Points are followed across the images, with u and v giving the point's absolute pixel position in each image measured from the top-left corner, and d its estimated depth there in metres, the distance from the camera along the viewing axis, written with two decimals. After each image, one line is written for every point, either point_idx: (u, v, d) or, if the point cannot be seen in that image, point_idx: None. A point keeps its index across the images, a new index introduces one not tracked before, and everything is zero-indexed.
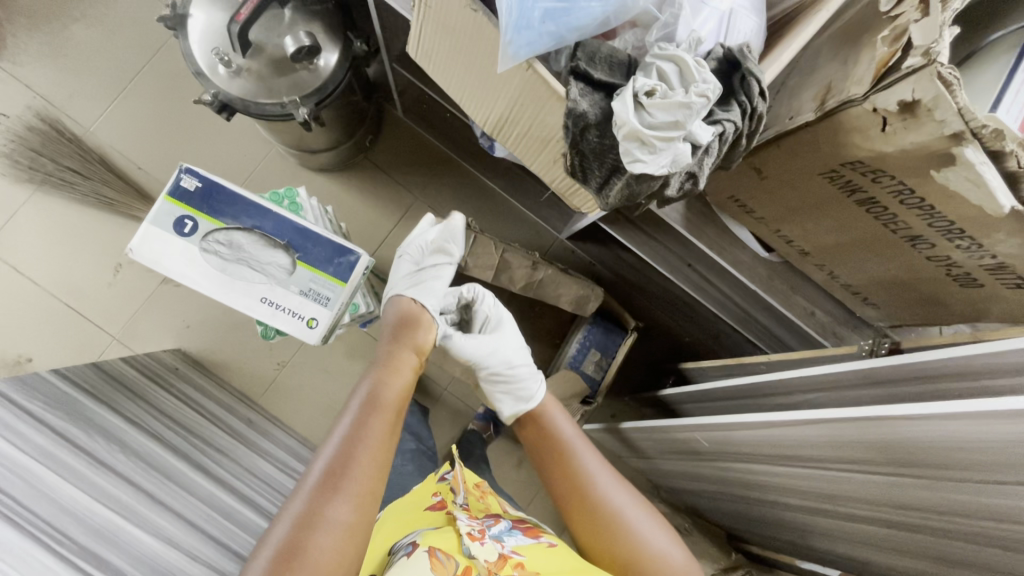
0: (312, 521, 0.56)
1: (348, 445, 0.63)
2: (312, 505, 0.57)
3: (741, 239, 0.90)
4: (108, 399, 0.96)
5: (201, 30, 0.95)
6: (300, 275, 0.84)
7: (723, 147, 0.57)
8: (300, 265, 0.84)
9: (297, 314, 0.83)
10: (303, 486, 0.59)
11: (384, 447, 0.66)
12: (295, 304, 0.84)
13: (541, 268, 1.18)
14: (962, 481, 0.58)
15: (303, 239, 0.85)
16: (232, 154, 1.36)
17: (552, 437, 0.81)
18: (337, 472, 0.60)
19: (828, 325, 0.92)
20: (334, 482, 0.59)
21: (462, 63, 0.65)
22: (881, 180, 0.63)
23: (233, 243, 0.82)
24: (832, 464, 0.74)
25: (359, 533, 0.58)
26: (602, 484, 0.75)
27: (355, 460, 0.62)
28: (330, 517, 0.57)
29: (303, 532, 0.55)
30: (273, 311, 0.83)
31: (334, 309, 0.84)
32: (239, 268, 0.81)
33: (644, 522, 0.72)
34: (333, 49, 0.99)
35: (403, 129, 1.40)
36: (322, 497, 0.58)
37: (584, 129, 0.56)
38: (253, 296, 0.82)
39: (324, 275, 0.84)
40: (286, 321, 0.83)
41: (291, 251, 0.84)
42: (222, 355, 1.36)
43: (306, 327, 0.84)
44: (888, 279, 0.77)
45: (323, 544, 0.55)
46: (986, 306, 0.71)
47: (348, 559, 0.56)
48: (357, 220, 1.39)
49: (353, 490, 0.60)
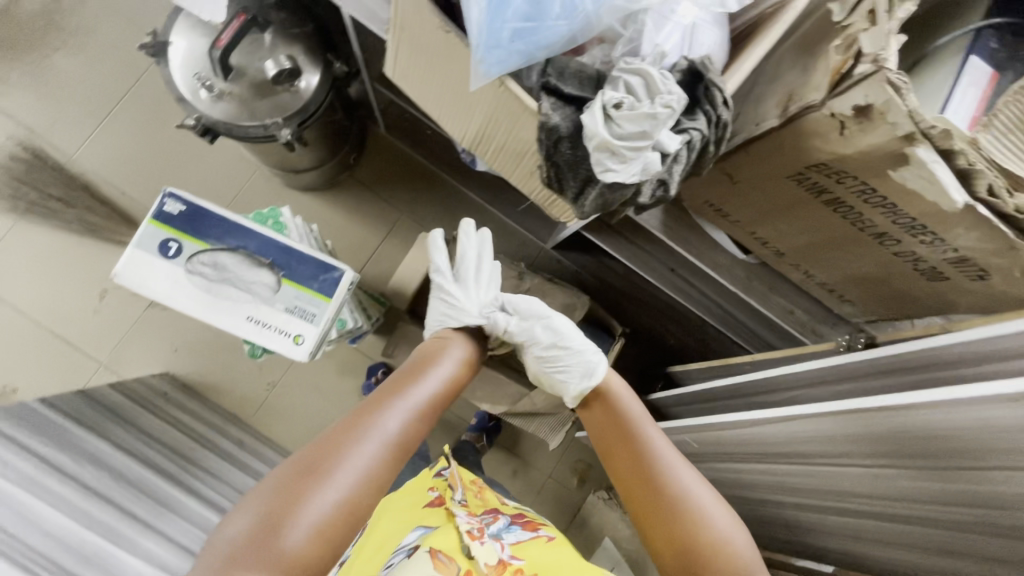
0: (336, 454, 0.56)
1: (390, 395, 0.63)
2: (340, 441, 0.57)
3: (719, 241, 0.93)
4: (96, 427, 0.95)
5: (182, 56, 0.97)
6: (285, 293, 0.83)
7: (690, 155, 0.59)
8: (285, 282, 0.84)
9: (282, 331, 0.83)
10: (341, 422, 0.60)
11: (426, 403, 0.65)
12: (281, 321, 0.83)
13: (527, 278, 1.24)
14: (948, 469, 0.60)
15: (288, 257, 0.85)
16: (217, 176, 1.37)
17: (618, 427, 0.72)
18: (372, 414, 0.60)
19: (807, 323, 0.95)
20: (366, 421, 0.59)
21: (437, 81, 0.67)
22: (845, 181, 0.65)
23: (219, 264, 0.82)
24: (819, 458, 0.75)
25: (383, 477, 0.58)
26: (668, 460, 0.67)
27: (393, 407, 0.62)
28: (359, 452, 0.57)
29: (327, 462, 0.55)
30: (259, 328, 0.83)
31: (320, 324, 0.83)
32: (224, 288, 0.82)
33: (707, 501, 0.65)
34: (315, 71, 1.02)
35: (386, 146, 1.43)
36: (355, 430, 0.58)
37: (557, 141, 0.58)
38: (239, 315, 0.82)
39: (309, 291, 0.84)
40: (272, 338, 0.83)
41: (276, 269, 0.84)
42: (212, 376, 1.36)
43: (292, 343, 0.83)
44: (860, 276, 0.80)
45: (345, 480, 0.55)
46: (953, 298, 0.73)
47: (364, 500, 0.56)
48: (345, 237, 1.41)
49: (385, 433, 0.59)
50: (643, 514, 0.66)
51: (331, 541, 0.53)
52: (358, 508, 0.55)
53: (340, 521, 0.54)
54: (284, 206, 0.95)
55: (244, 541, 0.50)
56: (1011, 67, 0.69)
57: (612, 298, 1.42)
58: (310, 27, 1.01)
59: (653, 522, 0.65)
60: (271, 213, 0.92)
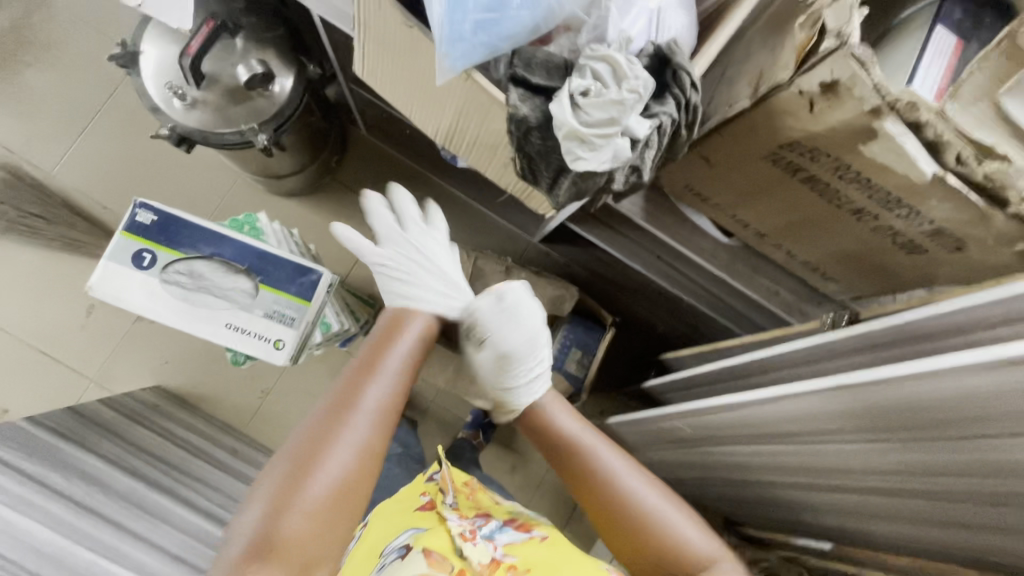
0: (330, 434, 0.57)
1: (369, 361, 0.64)
2: (330, 419, 0.58)
3: (701, 226, 0.92)
4: (88, 442, 0.95)
5: (154, 66, 0.96)
6: (263, 298, 0.83)
7: (662, 140, 0.59)
8: (262, 287, 0.83)
9: (263, 336, 0.83)
10: (322, 409, 0.59)
11: (406, 363, 0.66)
12: (261, 327, 0.83)
13: (514, 273, 1.24)
14: (937, 440, 0.61)
15: (263, 262, 0.84)
16: (198, 185, 1.37)
17: (551, 439, 0.74)
18: (356, 385, 0.61)
19: (793, 303, 0.96)
20: (353, 394, 0.60)
21: (407, 80, 0.67)
22: (819, 159, 0.65)
23: (194, 272, 0.82)
24: (813, 437, 0.76)
25: (381, 439, 0.60)
26: (622, 480, 0.68)
27: (373, 374, 0.62)
28: (353, 425, 0.58)
29: (314, 451, 0.56)
30: (239, 335, 0.83)
31: (300, 328, 0.83)
32: (201, 296, 0.81)
33: (670, 513, 0.67)
34: (288, 74, 1.01)
35: (368, 147, 1.43)
36: (347, 404, 0.59)
37: (526, 132, 0.58)
38: (218, 323, 0.82)
39: (286, 295, 0.84)
40: (252, 345, 0.83)
41: (252, 276, 0.84)
42: (204, 387, 1.35)
43: (272, 348, 0.83)
44: (841, 254, 0.80)
45: (337, 463, 0.56)
46: (932, 271, 0.74)
47: (366, 466, 0.58)
48: (330, 240, 1.40)
49: (374, 402, 0.60)
50: (613, 531, 0.69)
51: (338, 521, 0.55)
52: (361, 475, 0.57)
53: (346, 493, 0.56)
54: (261, 211, 0.93)
55: (254, 535, 0.52)
56: (975, 37, 0.69)
57: (600, 289, 1.42)
58: (281, 30, 1.01)
59: (623, 539, 0.68)
60: (248, 220, 0.91)
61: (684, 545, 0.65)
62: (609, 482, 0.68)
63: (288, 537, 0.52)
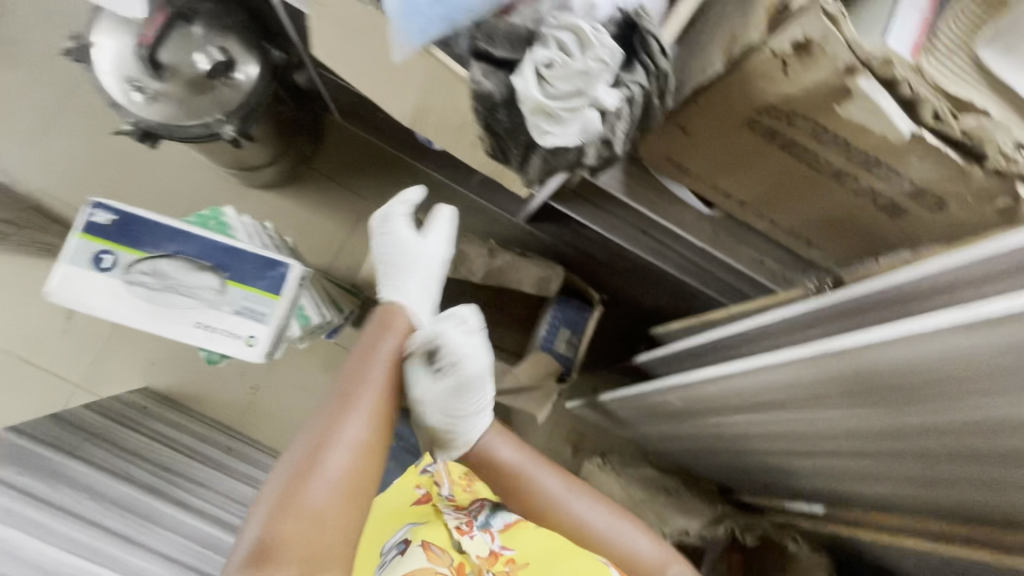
0: (326, 440, 0.56)
1: (360, 365, 0.63)
2: (327, 425, 0.57)
3: (682, 198, 0.91)
4: (73, 449, 0.94)
5: (111, 58, 0.92)
6: (231, 295, 0.81)
7: (633, 111, 0.57)
8: (230, 284, 0.81)
9: (234, 334, 0.81)
10: (317, 416, 0.59)
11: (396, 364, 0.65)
12: (232, 324, 0.81)
13: (498, 255, 1.22)
14: (923, 400, 0.61)
15: (228, 257, 0.81)
16: (170, 181, 1.33)
17: (493, 468, 0.71)
18: (349, 390, 0.60)
19: (778, 271, 0.95)
20: (346, 398, 0.59)
21: (365, 61, 0.64)
22: (797, 123, 0.64)
23: (158, 272, 0.79)
24: (802, 404, 0.77)
25: (378, 441, 0.59)
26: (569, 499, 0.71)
27: (365, 377, 0.62)
28: (348, 428, 0.57)
29: (312, 456, 0.55)
30: (209, 334, 0.81)
31: (273, 324, 0.81)
32: (166, 296, 0.79)
33: (617, 526, 0.71)
34: (250, 60, 0.98)
35: (343, 133, 1.39)
36: (340, 408, 0.59)
37: (492, 109, 0.56)
38: (186, 322, 0.80)
39: (256, 290, 0.81)
40: (224, 342, 0.81)
41: (219, 272, 0.81)
42: (193, 386, 1.34)
43: (245, 346, 0.81)
44: (823, 219, 0.79)
45: (335, 465, 0.55)
46: (915, 231, 0.73)
47: (366, 469, 0.57)
48: (311, 231, 1.38)
49: (367, 405, 0.60)
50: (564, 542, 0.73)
51: (341, 523, 0.53)
52: (362, 478, 0.56)
53: (347, 496, 0.54)
54: (227, 206, 0.91)
55: (255, 545, 0.50)
56: None
57: (587, 267, 1.41)
58: (240, 15, 0.97)
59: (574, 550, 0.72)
60: (214, 216, 0.89)
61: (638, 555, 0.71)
62: (553, 508, 0.71)
63: (289, 542, 0.50)
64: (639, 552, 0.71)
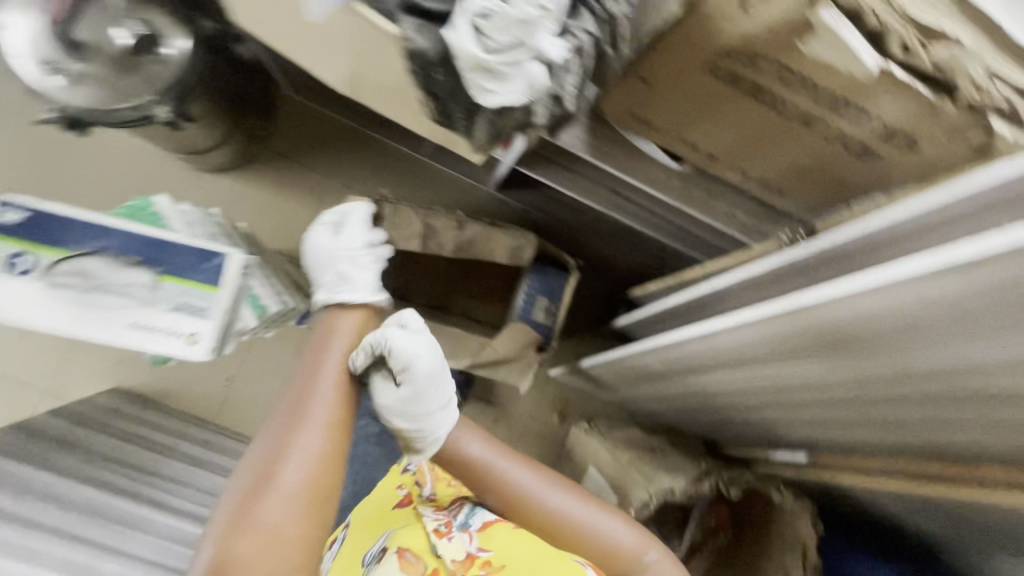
0: (281, 453, 0.57)
1: (311, 378, 0.65)
2: (282, 438, 0.58)
3: (650, 154, 0.86)
4: (34, 455, 0.90)
5: (20, 38, 0.81)
6: (168, 291, 0.76)
7: (586, 62, 0.52)
8: (165, 280, 0.76)
9: (173, 332, 0.76)
10: (269, 434, 0.60)
11: (343, 372, 0.66)
12: (171, 322, 0.76)
13: (467, 227, 1.18)
14: (901, 344, 0.60)
15: (160, 251, 0.77)
16: (116, 171, 1.26)
17: (464, 466, 0.70)
18: (301, 402, 0.62)
19: (752, 226, 0.92)
20: (298, 411, 0.61)
21: (292, 27, 0.57)
22: (760, 66, 0.60)
23: (85, 271, 0.74)
24: (778, 358, 0.75)
25: (336, 448, 0.60)
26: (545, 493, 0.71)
27: (316, 387, 0.63)
28: (303, 439, 0.58)
29: (267, 472, 0.56)
30: (146, 334, 0.75)
31: (215, 317, 0.77)
32: (96, 297, 0.74)
33: (593, 514, 0.71)
34: (181, 35, 0.90)
35: (296, 107, 1.32)
36: (293, 422, 0.60)
37: (429, 69, 0.52)
38: (120, 324, 0.75)
39: (194, 284, 0.77)
40: (163, 342, 0.75)
41: (151, 267, 0.76)
42: (166, 383, 1.30)
43: (187, 343, 0.76)
44: (793, 167, 0.75)
45: (291, 477, 0.56)
46: (888, 175, 0.70)
47: (326, 477, 0.58)
48: (272, 214, 1.31)
49: (321, 415, 0.61)
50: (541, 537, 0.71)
51: (302, 533, 0.54)
52: (321, 485, 0.57)
53: (307, 506, 0.55)
54: (158, 195, 0.85)
55: (214, 563, 0.51)
56: None
57: (562, 232, 1.37)
58: None
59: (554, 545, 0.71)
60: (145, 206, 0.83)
61: (618, 543, 0.70)
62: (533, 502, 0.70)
63: (248, 558, 0.50)
64: (619, 540, 0.70)
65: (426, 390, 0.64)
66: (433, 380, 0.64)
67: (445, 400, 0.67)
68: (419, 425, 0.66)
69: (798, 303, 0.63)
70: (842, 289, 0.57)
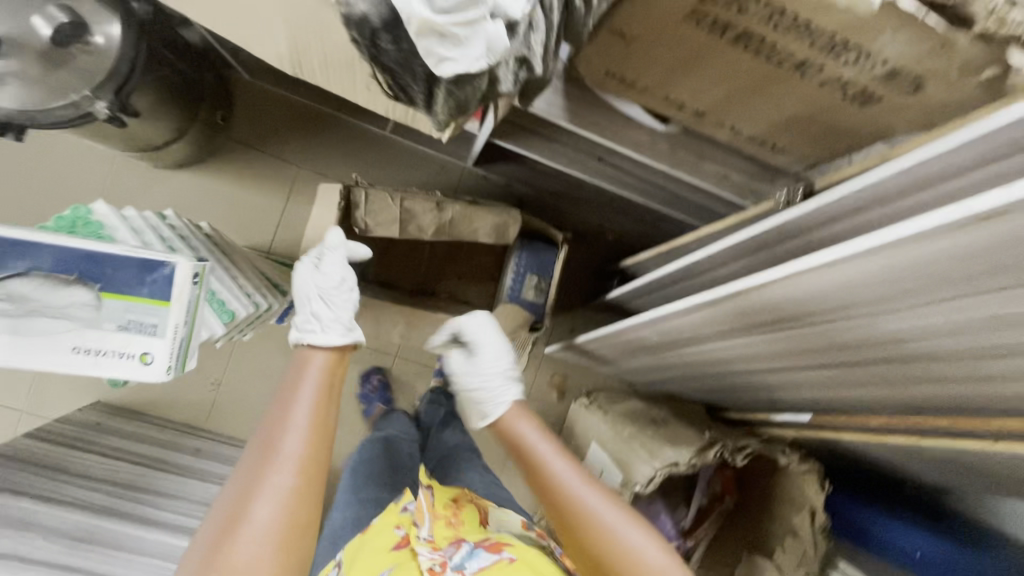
0: (250, 491, 0.52)
1: (282, 406, 0.58)
2: (251, 475, 0.53)
3: (633, 117, 0.80)
4: (7, 484, 0.86)
5: None
6: (112, 308, 0.60)
7: (548, 16, 0.49)
8: (107, 296, 0.60)
9: (124, 354, 0.61)
10: (241, 468, 0.55)
11: (318, 399, 0.60)
12: (121, 342, 0.61)
13: (447, 207, 1.11)
14: (908, 305, 0.56)
15: (94, 262, 0.59)
16: (70, 176, 1.18)
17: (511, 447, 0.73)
18: (272, 434, 0.56)
19: (745, 185, 0.87)
20: (269, 443, 0.55)
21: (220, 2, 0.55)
22: (748, 9, 0.54)
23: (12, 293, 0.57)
24: (779, 324, 0.72)
25: (311, 482, 0.55)
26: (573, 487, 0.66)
27: (287, 416, 0.57)
28: (274, 474, 0.53)
29: (238, 510, 0.51)
30: (94, 360, 0.60)
31: (173, 334, 0.61)
32: (29, 323, 0.58)
33: (622, 525, 0.63)
34: (110, 18, 0.82)
35: (258, 92, 1.25)
36: (264, 455, 0.55)
37: (373, 35, 0.46)
38: (59, 352, 0.59)
39: (141, 300, 0.61)
40: (114, 367, 0.60)
41: (89, 282, 0.59)
42: (149, 392, 1.26)
43: (143, 366, 0.61)
44: (788, 119, 0.70)
45: (261, 514, 0.51)
46: (889, 121, 0.65)
47: (300, 513, 0.53)
48: (241, 208, 1.25)
49: (292, 448, 0.55)
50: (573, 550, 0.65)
51: (277, 573, 0.50)
52: (295, 522, 0.52)
53: (280, 547, 0.51)
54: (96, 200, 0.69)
55: None
56: None
57: (548, 203, 1.32)
58: None
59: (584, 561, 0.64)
60: (80, 214, 0.67)
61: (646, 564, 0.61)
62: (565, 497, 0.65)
63: None
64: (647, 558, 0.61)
65: (489, 355, 0.88)
66: (496, 348, 0.89)
67: (505, 369, 0.87)
68: (484, 382, 0.84)
69: (796, 266, 0.58)
70: (848, 249, 0.53)
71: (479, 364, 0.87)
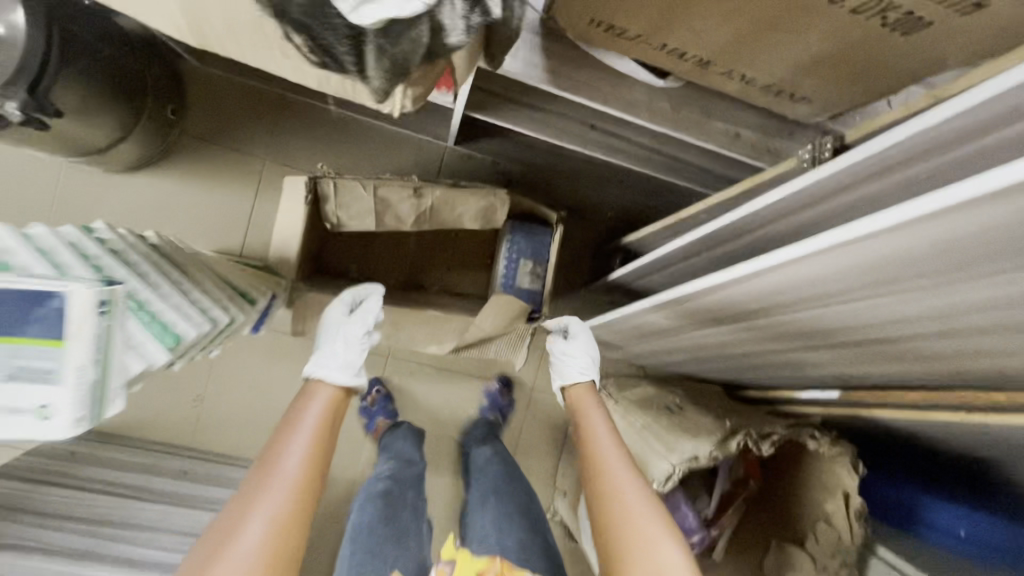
0: (243, 514, 0.53)
1: (285, 434, 0.61)
2: (245, 498, 0.55)
3: (627, 72, 0.68)
4: None
5: None
6: None
7: None
8: None
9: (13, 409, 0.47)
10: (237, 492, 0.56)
11: (321, 428, 0.63)
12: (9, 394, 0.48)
13: (426, 193, 0.99)
14: (964, 281, 0.44)
15: None
16: (15, 189, 1.08)
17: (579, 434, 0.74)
18: (272, 458, 0.58)
19: (759, 143, 0.77)
20: (267, 467, 0.57)
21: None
22: None
23: None
24: (804, 306, 0.61)
25: (303, 507, 0.56)
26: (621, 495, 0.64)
27: (290, 441, 0.59)
28: (270, 496, 0.55)
29: (228, 531, 0.52)
30: None
31: (71, 380, 0.48)
32: None
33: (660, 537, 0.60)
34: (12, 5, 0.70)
35: (214, 81, 1.14)
36: (260, 479, 0.56)
37: None
38: None
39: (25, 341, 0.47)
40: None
41: None
42: (130, 413, 1.18)
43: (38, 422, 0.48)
44: (811, 62, 0.58)
45: (252, 535, 0.52)
46: (940, 51, 0.53)
47: (289, 536, 0.54)
48: (207, 211, 1.15)
49: (291, 471, 0.57)
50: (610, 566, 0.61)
51: None
52: (284, 546, 0.53)
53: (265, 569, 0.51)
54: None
55: None
56: None
57: (541, 180, 1.22)
58: None
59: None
60: None
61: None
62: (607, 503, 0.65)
63: None
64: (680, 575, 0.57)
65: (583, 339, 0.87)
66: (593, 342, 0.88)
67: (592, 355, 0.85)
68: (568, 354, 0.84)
69: (826, 243, 0.46)
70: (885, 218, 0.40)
71: (578, 345, 0.85)
